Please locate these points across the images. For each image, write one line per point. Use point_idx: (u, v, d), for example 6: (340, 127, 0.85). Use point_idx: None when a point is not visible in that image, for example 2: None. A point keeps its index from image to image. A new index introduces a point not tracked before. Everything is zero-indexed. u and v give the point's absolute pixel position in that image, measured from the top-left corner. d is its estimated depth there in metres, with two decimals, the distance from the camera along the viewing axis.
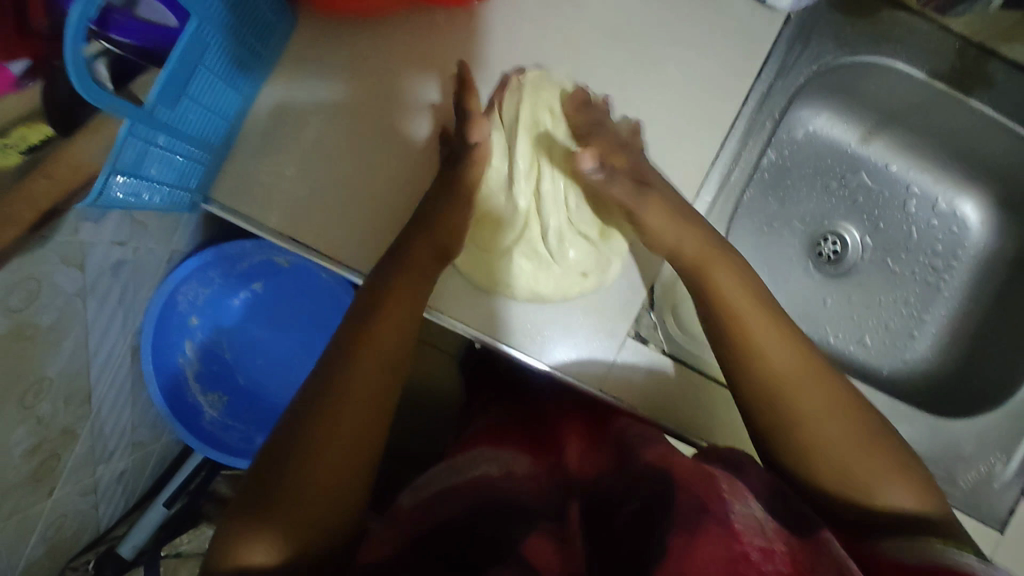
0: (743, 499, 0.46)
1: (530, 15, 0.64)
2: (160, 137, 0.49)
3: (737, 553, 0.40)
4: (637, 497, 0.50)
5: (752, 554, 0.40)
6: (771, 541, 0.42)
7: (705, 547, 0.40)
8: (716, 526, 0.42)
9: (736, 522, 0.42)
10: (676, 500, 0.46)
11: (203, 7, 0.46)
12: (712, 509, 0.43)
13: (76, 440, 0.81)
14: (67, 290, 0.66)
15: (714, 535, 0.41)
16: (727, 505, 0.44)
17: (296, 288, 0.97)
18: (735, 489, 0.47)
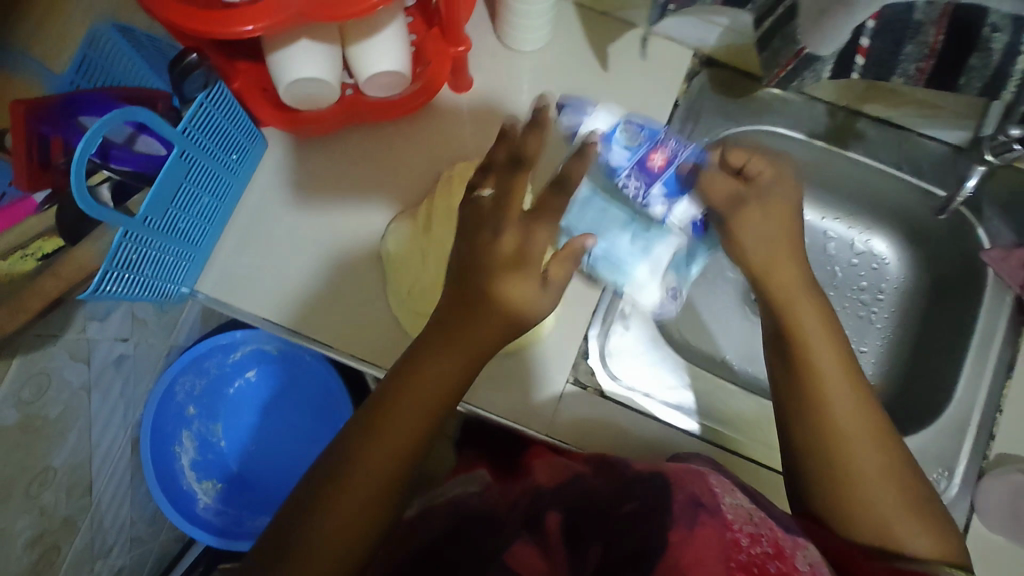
0: (731, 494, 0.57)
1: (463, 116, 0.76)
2: (150, 240, 0.59)
3: (729, 539, 0.50)
4: (632, 497, 0.56)
5: (742, 539, 0.50)
6: (759, 528, 0.52)
7: (704, 539, 0.50)
8: (710, 518, 0.52)
9: (728, 515, 0.53)
10: (675, 500, 0.54)
11: (186, 137, 0.58)
12: (707, 504, 0.54)
13: (76, 532, 0.86)
14: (73, 383, 0.75)
15: (709, 525, 0.51)
16: (718, 501, 0.54)
17: (284, 375, 1.05)
18: (723, 485, 0.58)
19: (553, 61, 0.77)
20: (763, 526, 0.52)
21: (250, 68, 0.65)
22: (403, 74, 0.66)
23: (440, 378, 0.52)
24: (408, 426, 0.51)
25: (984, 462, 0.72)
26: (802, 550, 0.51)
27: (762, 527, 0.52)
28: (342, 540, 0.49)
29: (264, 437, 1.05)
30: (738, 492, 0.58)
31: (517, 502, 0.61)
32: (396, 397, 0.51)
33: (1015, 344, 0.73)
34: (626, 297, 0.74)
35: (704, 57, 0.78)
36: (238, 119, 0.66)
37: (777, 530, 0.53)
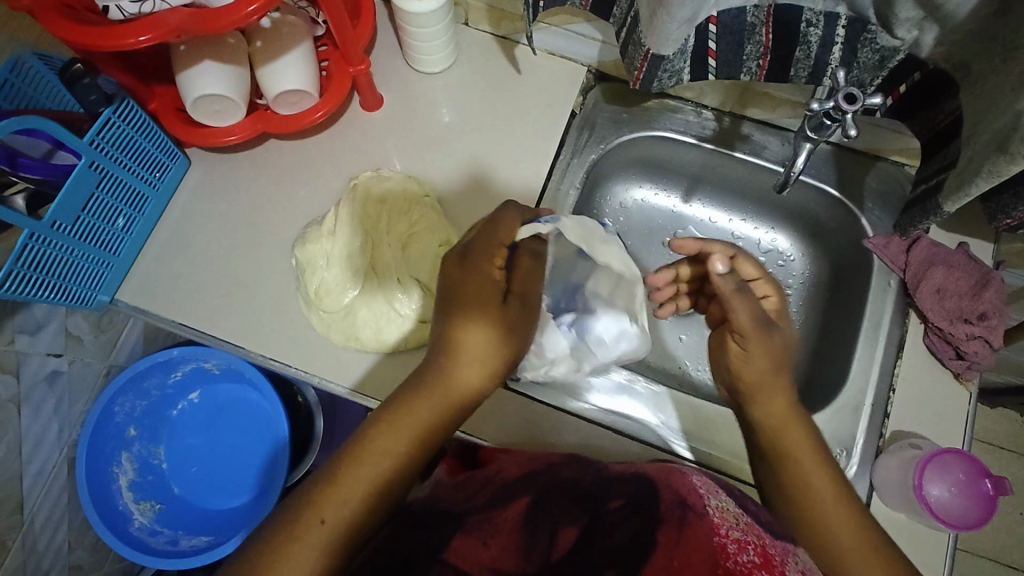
0: (716, 497, 0.62)
1: (376, 132, 0.82)
2: (61, 244, 0.64)
3: (717, 543, 0.55)
4: (621, 497, 0.61)
5: (730, 544, 0.55)
6: (744, 535, 0.57)
7: (694, 538, 0.55)
8: (698, 520, 0.57)
9: (715, 519, 0.57)
10: (662, 497, 0.60)
11: (94, 148, 0.63)
12: (693, 505, 0.59)
13: (5, 552, 0.87)
14: (1, 395, 0.78)
15: (698, 529, 0.56)
16: (704, 504, 0.60)
17: (227, 394, 1.07)
18: (709, 488, 0.64)
19: (456, 81, 0.84)
20: (750, 532, 0.57)
21: (166, 91, 0.72)
22: (311, 93, 0.72)
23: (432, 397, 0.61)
24: (413, 439, 0.60)
25: (881, 441, 0.73)
26: (791, 556, 0.56)
27: (748, 534, 0.57)
28: (348, 529, 0.56)
29: (205, 458, 1.06)
30: (726, 495, 0.64)
31: (479, 490, 0.67)
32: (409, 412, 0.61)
33: (901, 324, 0.77)
34: None
35: (597, 72, 0.85)
36: (154, 136, 0.71)
37: (764, 537, 0.57)
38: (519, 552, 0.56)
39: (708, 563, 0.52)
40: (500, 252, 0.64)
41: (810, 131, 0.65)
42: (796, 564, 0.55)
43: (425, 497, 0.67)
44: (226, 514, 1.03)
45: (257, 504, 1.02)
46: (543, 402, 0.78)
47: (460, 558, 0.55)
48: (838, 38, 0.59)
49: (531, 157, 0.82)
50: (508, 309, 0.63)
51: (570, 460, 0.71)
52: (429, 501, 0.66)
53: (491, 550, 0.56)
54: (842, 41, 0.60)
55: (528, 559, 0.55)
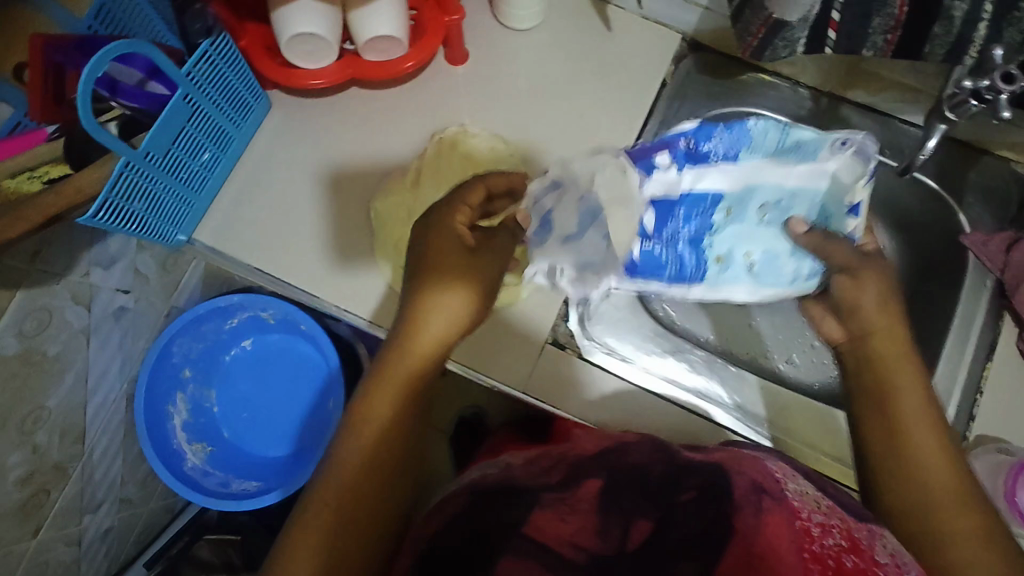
0: (794, 481, 0.61)
1: (459, 88, 0.80)
2: (151, 176, 0.63)
3: (799, 527, 0.54)
4: (690, 486, 0.58)
5: (813, 528, 0.53)
6: (827, 519, 0.55)
7: (774, 525, 0.53)
8: (777, 506, 0.55)
9: (794, 504, 0.56)
10: (735, 484, 0.58)
11: (189, 80, 0.62)
12: (770, 490, 0.57)
13: (66, 478, 0.89)
14: (73, 325, 0.79)
15: (778, 514, 0.54)
16: (781, 488, 0.58)
17: (280, 345, 1.07)
18: (785, 474, 0.62)
19: (545, 40, 0.81)
20: (831, 515, 0.56)
21: (257, 29, 0.72)
22: (401, 41, 0.70)
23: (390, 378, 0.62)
24: (383, 424, 0.61)
25: (965, 442, 0.71)
26: (879, 540, 0.54)
27: (831, 518, 0.55)
28: (334, 525, 0.57)
29: (255, 405, 1.07)
30: (801, 476, 0.62)
31: (553, 465, 0.64)
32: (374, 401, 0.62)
33: (995, 326, 0.74)
34: None
35: (691, 41, 0.81)
36: (242, 74, 0.70)
37: (848, 521, 0.56)
38: (599, 532, 0.55)
39: (795, 550, 0.51)
40: (464, 209, 0.64)
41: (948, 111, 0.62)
42: (886, 550, 0.53)
43: (495, 474, 0.65)
44: (275, 462, 1.05)
45: (306, 455, 1.03)
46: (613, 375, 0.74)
47: (541, 534, 0.55)
48: (983, 15, 0.55)
49: (617, 125, 0.79)
50: (458, 282, 0.63)
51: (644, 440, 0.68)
52: (505, 474, 0.63)
53: (570, 525, 0.55)
54: (988, 18, 0.56)
55: (605, 538, 0.54)
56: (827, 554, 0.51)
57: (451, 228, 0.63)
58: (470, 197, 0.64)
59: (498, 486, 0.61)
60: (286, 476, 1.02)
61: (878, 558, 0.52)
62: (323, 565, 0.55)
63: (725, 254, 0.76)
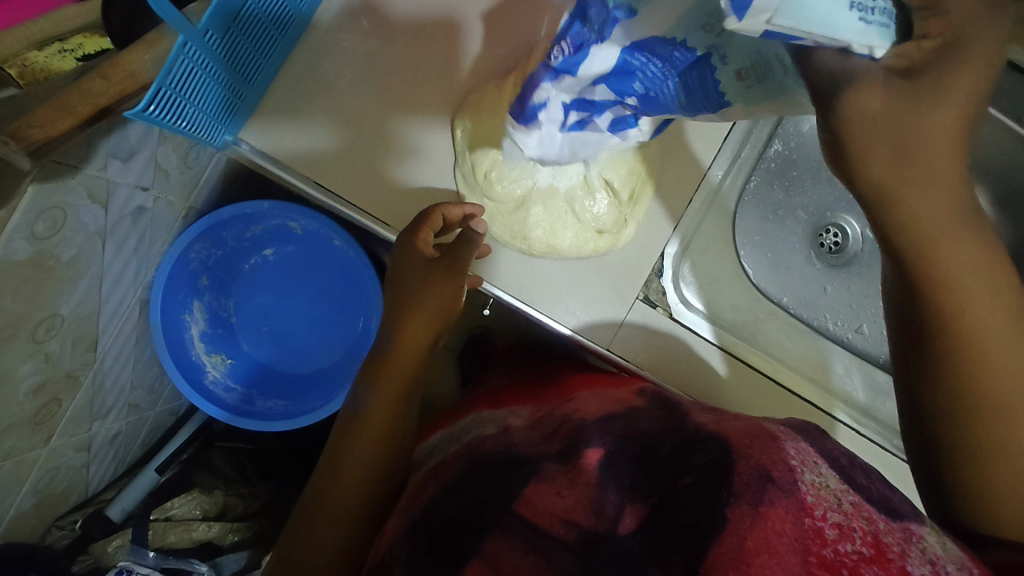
0: (814, 468, 0.46)
1: None
2: (208, 63, 0.51)
3: (809, 529, 0.39)
4: (692, 467, 0.47)
5: (826, 531, 0.39)
6: (849, 520, 0.40)
7: (775, 522, 0.39)
8: (783, 497, 0.41)
9: (808, 498, 0.42)
10: (736, 470, 0.44)
11: None
12: (778, 479, 0.43)
13: (78, 387, 0.82)
14: (89, 226, 0.68)
15: (781, 505, 0.41)
16: (795, 478, 0.43)
17: (308, 257, 0.97)
18: (803, 458, 0.47)
19: None
20: (855, 516, 0.41)
21: None
22: None
23: (411, 348, 0.60)
24: (397, 392, 0.59)
25: None
26: (915, 544, 0.40)
27: (854, 519, 0.40)
28: (348, 490, 0.56)
29: (277, 320, 0.99)
30: (824, 467, 0.46)
31: (556, 433, 0.58)
32: (390, 364, 0.60)
33: None
34: (710, 217, 0.70)
35: None
36: None
37: (875, 521, 0.41)
38: (595, 511, 0.46)
39: (796, 552, 0.38)
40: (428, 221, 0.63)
41: None
42: (922, 555, 0.39)
43: (493, 437, 0.61)
44: (301, 380, 0.99)
45: (337, 375, 0.97)
46: (710, 342, 0.67)
47: (534, 511, 0.47)
48: None
49: None
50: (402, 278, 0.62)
51: (650, 403, 0.62)
52: (500, 441, 0.59)
53: (566, 500, 0.47)
54: None
55: (601, 516, 0.45)
56: (841, 567, 0.37)
57: (418, 245, 0.62)
58: (428, 221, 0.62)
59: (497, 456, 0.56)
60: (316, 396, 0.96)
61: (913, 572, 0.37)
62: (342, 515, 0.55)
63: (745, 69, 0.40)
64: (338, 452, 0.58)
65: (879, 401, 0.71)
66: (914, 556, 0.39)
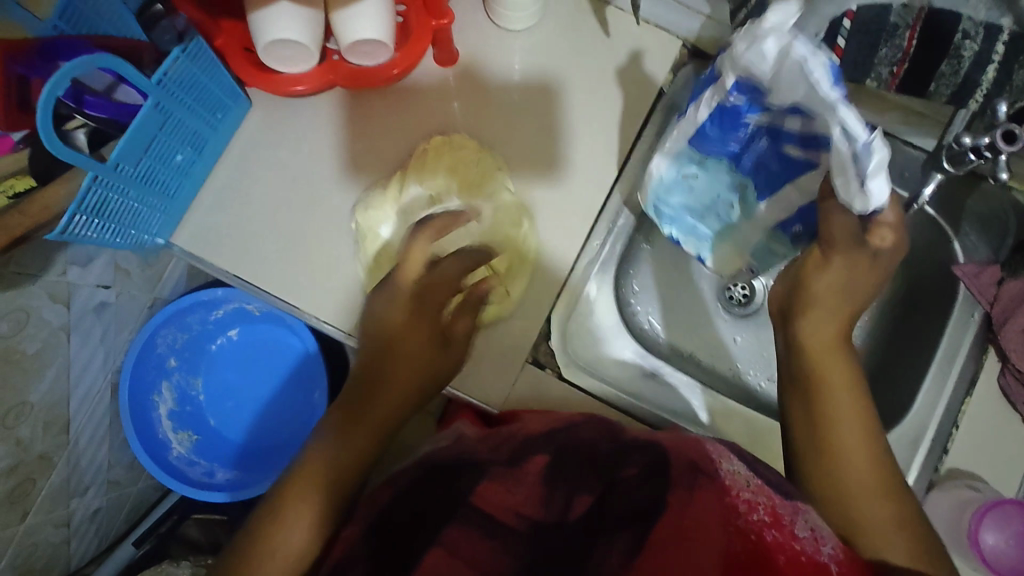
0: (729, 461, 0.55)
1: (442, 89, 0.77)
2: (122, 188, 0.61)
3: (728, 504, 0.48)
4: (635, 462, 0.55)
5: (739, 504, 0.48)
6: (755, 496, 0.50)
7: (704, 500, 0.48)
8: (709, 485, 0.50)
9: (727, 481, 0.51)
10: (672, 465, 0.53)
11: (159, 89, 0.60)
12: (705, 469, 0.52)
13: (52, 468, 0.90)
14: (52, 323, 0.78)
15: (708, 490, 0.49)
16: (715, 467, 0.53)
17: (267, 336, 1.07)
18: (722, 454, 0.56)
19: (541, 42, 0.77)
20: (760, 493, 0.50)
21: (235, 27, 0.70)
22: (388, 46, 0.69)
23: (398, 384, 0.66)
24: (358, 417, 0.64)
25: (935, 475, 0.70)
26: (801, 515, 0.50)
27: (759, 495, 0.50)
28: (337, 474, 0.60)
29: (240, 396, 1.07)
30: (738, 462, 0.56)
31: (503, 443, 0.62)
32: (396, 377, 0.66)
33: (976, 359, 0.72)
34: (592, 282, 0.75)
35: (692, 48, 0.77)
36: (215, 75, 0.67)
37: (774, 497, 0.51)
38: (548, 506, 0.54)
39: (721, 523, 0.46)
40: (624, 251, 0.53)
41: (947, 162, 0.60)
42: (806, 524, 0.49)
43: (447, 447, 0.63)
44: (261, 452, 1.06)
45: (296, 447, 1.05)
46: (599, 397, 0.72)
47: (484, 500, 0.54)
48: (995, 55, 0.55)
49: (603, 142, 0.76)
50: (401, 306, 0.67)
51: (589, 423, 0.65)
52: (454, 448, 0.62)
53: (516, 495, 0.54)
54: (999, 60, 0.56)
55: (549, 506, 0.54)
56: (752, 532, 0.46)
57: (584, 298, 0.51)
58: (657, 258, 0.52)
59: (451, 459, 0.60)
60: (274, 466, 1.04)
61: (797, 532, 0.47)
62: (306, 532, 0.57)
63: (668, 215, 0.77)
64: (365, 408, 0.64)
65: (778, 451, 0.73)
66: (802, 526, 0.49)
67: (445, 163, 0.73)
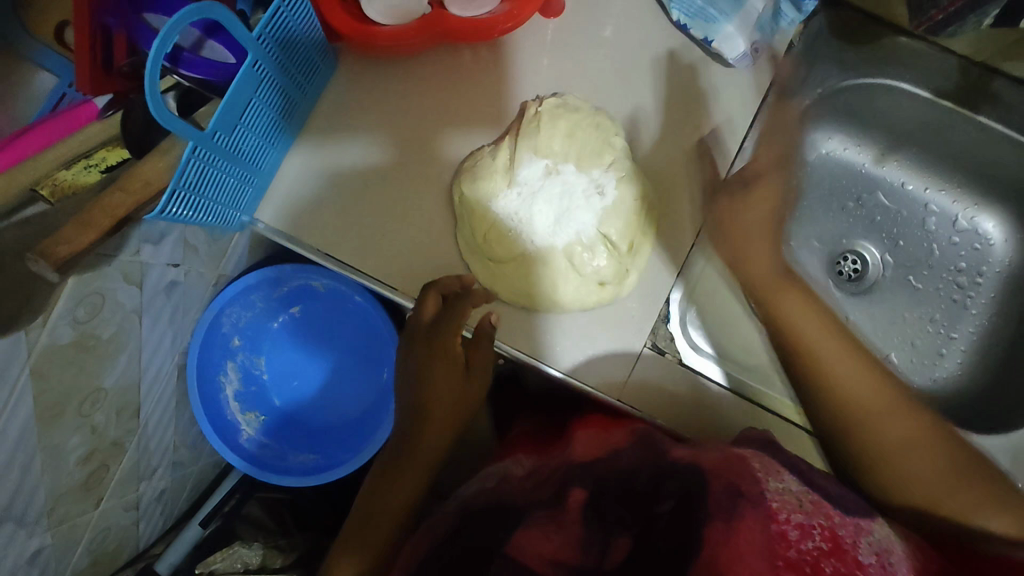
0: (778, 480, 0.52)
1: (546, 46, 0.72)
2: (217, 159, 0.55)
3: (775, 532, 0.45)
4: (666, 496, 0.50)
5: (790, 531, 0.45)
6: (809, 518, 0.47)
7: (747, 532, 0.45)
8: (752, 508, 0.47)
9: (773, 504, 0.48)
10: (710, 493, 0.49)
11: (258, 45, 0.53)
12: (748, 493, 0.48)
13: (124, 453, 0.87)
14: (126, 305, 0.73)
15: (751, 518, 0.46)
16: (760, 488, 0.49)
17: (329, 313, 1.01)
18: (769, 471, 0.53)
19: None
20: (816, 514, 0.48)
21: None
22: None
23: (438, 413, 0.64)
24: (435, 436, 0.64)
25: None
26: (864, 536, 0.48)
27: (812, 516, 0.47)
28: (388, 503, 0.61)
29: (306, 375, 1.03)
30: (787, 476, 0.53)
31: (547, 480, 0.54)
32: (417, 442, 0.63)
33: None
34: None
35: None
36: (307, 31, 0.61)
37: (832, 516, 0.49)
38: (586, 547, 0.46)
39: (766, 556, 0.44)
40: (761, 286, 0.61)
41: None
42: (869, 546, 0.47)
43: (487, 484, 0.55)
44: (330, 433, 1.02)
45: (365, 428, 1.00)
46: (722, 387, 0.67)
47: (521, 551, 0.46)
48: None
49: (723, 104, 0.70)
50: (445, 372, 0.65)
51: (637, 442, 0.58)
52: (492, 490, 0.53)
53: (556, 542, 0.46)
54: None
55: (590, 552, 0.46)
56: (804, 564, 0.44)
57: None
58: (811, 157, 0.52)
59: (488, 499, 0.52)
60: (346, 448, 1.00)
61: (861, 559, 0.45)
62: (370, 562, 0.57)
63: None
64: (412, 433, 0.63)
65: None
66: (864, 546, 0.47)
67: (557, 127, 0.67)
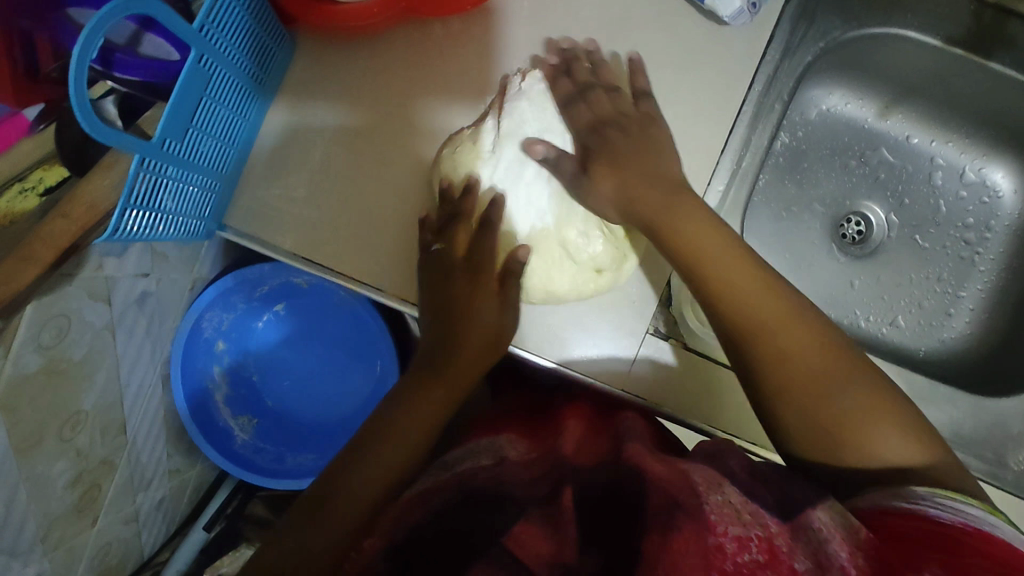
0: (720, 489, 0.46)
1: (522, 14, 0.67)
2: (170, 168, 0.50)
3: (711, 546, 0.40)
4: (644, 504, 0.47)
5: (726, 544, 0.40)
6: (745, 529, 0.41)
7: (681, 545, 0.41)
8: (691, 524, 0.42)
9: (710, 515, 0.42)
10: (658, 507, 0.45)
11: (202, 37, 0.48)
12: (686, 505, 0.44)
13: (115, 470, 0.84)
14: (96, 324, 0.69)
15: (689, 534, 0.41)
16: (700, 498, 0.44)
17: (315, 309, 0.98)
18: (711, 480, 0.47)
19: None
20: (752, 524, 0.42)
21: None
22: None
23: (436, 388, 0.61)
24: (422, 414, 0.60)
25: None
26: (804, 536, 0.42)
27: (750, 526, 0.42)
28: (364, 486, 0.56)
29: (296, 374, 0.99)
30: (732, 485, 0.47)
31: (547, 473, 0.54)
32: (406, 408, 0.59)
33: None
34: None
35: None
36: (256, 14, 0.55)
37: (770, 524, 0.42)
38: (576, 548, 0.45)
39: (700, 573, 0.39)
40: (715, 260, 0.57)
41: None
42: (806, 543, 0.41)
43: (486, 469, 0.55)
44: (325, 431, 0.99)
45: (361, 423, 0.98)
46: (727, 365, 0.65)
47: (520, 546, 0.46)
48: None
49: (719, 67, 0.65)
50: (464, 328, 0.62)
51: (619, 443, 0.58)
52: (491, 475, 0.54)
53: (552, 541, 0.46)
54: None
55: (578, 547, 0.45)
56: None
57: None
58: None
59: (488, 491, 0.53)
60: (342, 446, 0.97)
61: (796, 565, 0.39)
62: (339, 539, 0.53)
63: None
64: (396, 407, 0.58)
65: (926, 407, 0.67)
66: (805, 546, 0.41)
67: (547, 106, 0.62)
